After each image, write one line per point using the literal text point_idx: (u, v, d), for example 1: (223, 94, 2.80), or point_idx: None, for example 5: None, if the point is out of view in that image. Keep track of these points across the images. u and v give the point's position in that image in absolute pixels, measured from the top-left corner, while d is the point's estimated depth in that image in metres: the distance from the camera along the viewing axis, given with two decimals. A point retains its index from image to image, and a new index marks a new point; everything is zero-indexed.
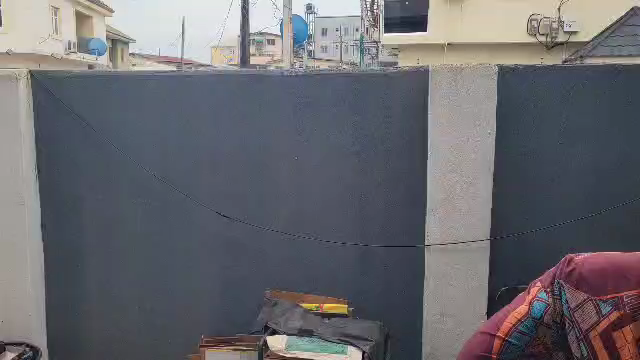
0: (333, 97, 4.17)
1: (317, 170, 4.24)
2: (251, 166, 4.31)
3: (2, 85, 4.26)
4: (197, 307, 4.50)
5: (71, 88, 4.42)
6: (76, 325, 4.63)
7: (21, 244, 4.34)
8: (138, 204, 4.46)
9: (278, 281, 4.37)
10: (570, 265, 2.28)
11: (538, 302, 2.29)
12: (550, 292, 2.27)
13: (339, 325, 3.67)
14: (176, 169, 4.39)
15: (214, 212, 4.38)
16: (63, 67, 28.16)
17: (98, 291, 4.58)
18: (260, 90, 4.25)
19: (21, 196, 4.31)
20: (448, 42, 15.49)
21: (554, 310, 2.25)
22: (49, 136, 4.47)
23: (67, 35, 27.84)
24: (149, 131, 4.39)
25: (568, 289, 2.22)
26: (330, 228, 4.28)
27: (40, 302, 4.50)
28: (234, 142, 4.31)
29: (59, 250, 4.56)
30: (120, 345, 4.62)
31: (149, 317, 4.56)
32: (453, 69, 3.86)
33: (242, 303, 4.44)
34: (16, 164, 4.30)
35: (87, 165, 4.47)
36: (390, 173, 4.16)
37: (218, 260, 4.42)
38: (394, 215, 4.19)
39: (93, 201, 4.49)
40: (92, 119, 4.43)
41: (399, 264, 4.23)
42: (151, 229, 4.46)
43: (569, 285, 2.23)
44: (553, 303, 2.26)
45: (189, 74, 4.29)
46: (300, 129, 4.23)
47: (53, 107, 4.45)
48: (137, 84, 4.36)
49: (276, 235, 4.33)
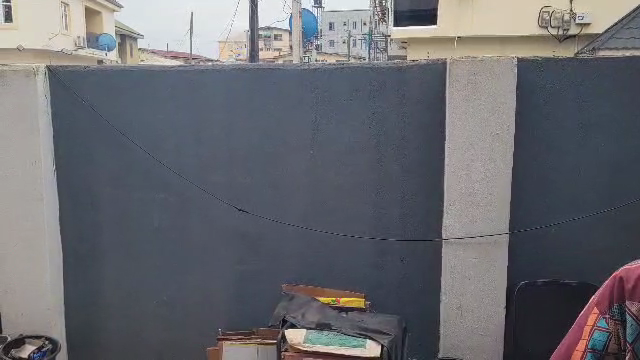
0: (347, 92, 4.16)
1: (333, 164, 4.23)
2: (266, 162, 4.31)
3: (19, 80, 4.26)
4: (213, 303, 4.52)
5: (87, 83, 4.44)
6: (93, 321, 4.66)
7: (40, 238, 4.37)
8: (153, 200, 4.47)
9: (294, 277, 4.39)
10: (628, 281, 1.99)
11: (599, 332, 2.06)
12: (609, 318, 2.04)
13: (357, 320, 3.68)
14: (193, 164, 4.39)
15: (229, 206, 4.39)
16: (72, 62, 28.26)
17: (115, 285, 4.61)
18: (274, 84, 4.24)
19: (39, 191, 4.33)
20: (456, 36, 15.28)
21: (618, 337, 2.02)
22: (66, 131, 4.48)
23: (75, 30, 27.93)
24: (165, 126, 4.40)
25: (630, 314, 1.97)
26: (346, 222, 4.28)
27: (58, 295, 4.54)
28: (250, 135, 4.31)
29: (75, 246, 4.59)
30: (135, 342, 4.65)
31: (165, 314, 4.59)
32: (471, 62, 3.83)
33: (257, 300, 4.46)
34: (34, 159, 4.31)
35: (102, 161, 4.49)
36: (406, 167, 4.15)
37: (234, 256, 4.44)
38: (410, 210, 4.18)
39: (108, 196, 4.52)
40: (109, 115, 4.44)
41: (416, 259, 4.22)
42: (167, 225, 4.48)
43: (632, 305, 1.97)
44: (617, 331, 2.02)
45: (205, 68, 4.28)
46: (316, 123, 4.22)
47: (70, 102, 4.46)
48: (149, 79, 4.37)
49: (292, 230, 4.34)
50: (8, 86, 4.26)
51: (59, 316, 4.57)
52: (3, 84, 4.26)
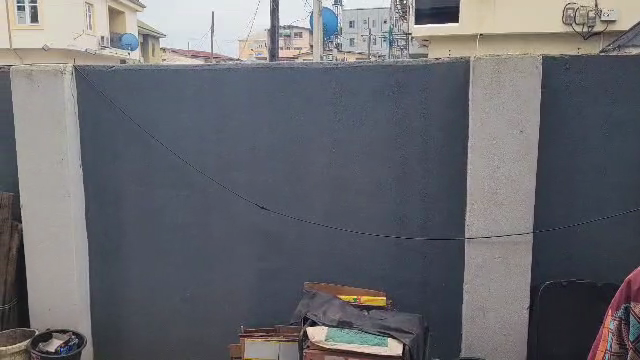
0: (370, 90, 4.16)
1: (355, 163, 4.24)
2: (288, 160, 4.33)
3: (48, 79, 4.37)
4: (235, 301, 4.56)
5: (113, 83, 4.51)
6: (118, 316, 4.74)
7: (67, 234, 4.47)
8: (177, 198, 4.53)
9: (316, 275, 4.40)
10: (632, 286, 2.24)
11: (610, 332, 2.33)
12: (616, 320, 2.30)
13: (378, 318, 3.67)
14: (216, 162, 4.44)
15: (252, 204, 4.42)
16: (95, 61, 28.67)
17: (139, 281, 4.68)
18: (296, 82, 4.25)
19: (66, 188, 4.43)
20: (479, 34, 15.13)
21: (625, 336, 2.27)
22: (92, 130, 4.57)
23: (99, 31, 28.34)
24: (189, 125, 4.45)
25: (634, 315, 2.21)
26: (368, 220, 4.28)
27: (84, 291, 4.64)
28: (272, 134, 4.33)
29: (101, 242, 4.67)
30: (159, 338, 4.72)
31: (188, 311, 4.64)
32: (495, 60, 3.80)
33: (280, 298, 4.49)
34: (62, 157, 4.41)
35: (127, 160, 4.56)
36: (428, 166, 4.13)
37: (256, 253, 4.47)
38: (432, 209, 4.17)
39: (133, 194, 4.59)
40: (134, 114, 4.51)
41: (439, 257, 4.20)
42: (190, 222, 4.53)
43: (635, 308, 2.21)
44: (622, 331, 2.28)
45: (228, 67, 4.32)
46: (337, 121, 4.23)
47: (96, 101, 4.54)
48: (174, 78, 4.42)
49: (314, 228, 4.36)
50: (39, 86, 4.38)
51: (86, 311, 4.67)
52: (34, 84, 4.38)
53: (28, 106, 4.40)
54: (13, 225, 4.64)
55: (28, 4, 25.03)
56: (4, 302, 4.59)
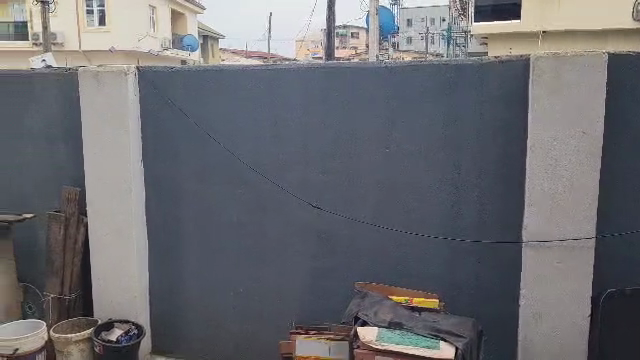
0: (424, 90, 4.10)
1: (409, 163, 4.20)
2: (341, 160, 4.34)
3: (113, 79, 4.57)
4: (287, 298, 4.62)
5: (173, 82, 4.66)
6: (175, 309, 4.90)
7: (128, 228, 4.67)
8: (232, 195, 4.63)
9: (368, 275, 4.39)
10: None
11: None
12: None
13: (430, 320, 3.63)
14: (270, 160, 4.50)
15: (305, 203, 4.46)
16: (157, 62, 29.65)
17: (195, 275, 4.81)
18: (350, 82, 4.26)
19: (128, 184, 4.63)
20: (541, 30, 14.59)
21: None
22: (153, 128, 4.74)
23: (161, 33, 29.27)
24: (244, 124, 4.53)
25: None
26: (421, 221, 4.23)
27: (144, 283, 4.83)
28: (325, 133, 4.35)
29: (160, 237, 4.84)
30: (213, 332, 4.84)
31: (241, 307, 4.73)
32: (557, 57, 3.66)
33: (331, 296, 4.51)
34: (125, 154, 4.61)
35: (185, 158, 4.70)
36: (484, 167, 4.04)
37: (308, 251, 4.51)
38: (488, 211, 4.07)
39: (190, 190, 4.72)
40: (192, 113, 4.64)
41: (494, 260, 4.11)
42: (245, 219, 4.62)
43: None
44: None
45: (283, 67, 4.37)
46: (391, 121, 4.20)
47: (156, 100, 4.70)
48: (230, 78, 4.52)
49: (367, 227, 4.35)
50: (105, 87, 4.60)
51: (145, 303, 4.86)
52: (100, 85, 4.61)
53: (96, 107, 4.63)
54: (80, 218, 4.87)
55: (96, 8, 26.15)
56: (70, 290, 4.88)
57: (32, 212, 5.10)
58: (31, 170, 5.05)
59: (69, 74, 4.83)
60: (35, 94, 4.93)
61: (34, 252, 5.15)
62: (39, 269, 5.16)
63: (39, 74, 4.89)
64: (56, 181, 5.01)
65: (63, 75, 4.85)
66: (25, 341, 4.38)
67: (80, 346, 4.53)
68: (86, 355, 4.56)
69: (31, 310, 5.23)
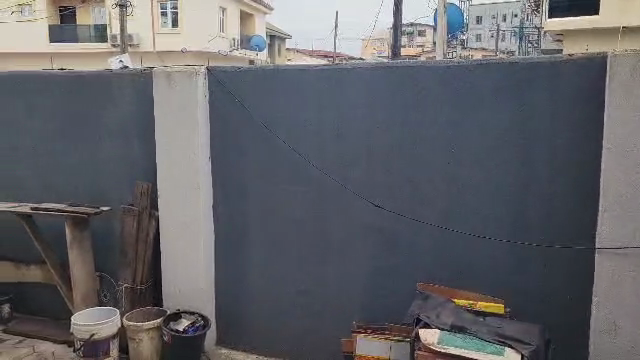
0: (492, 89, 3.99)
1: (474, 163, 4.11)
2: (404, 159, 4.31)
3: (184, 80, 4.75)
4: (348, 297, 4.63)
5: (240, 82, 4.77)
6: (238, 303, 5.03)
7: (196, 223, 4.85)
8: (295, 193, 4.70)
9: (430, 276, 4.34)
10: None
11: None
12: None
13: (495, 325, 3.54)
14: (333, 159, 4.53)
15: (367, 202, 4.46)
16: (226, 62, 30.43)
17: (258, 271, 4.92)
18: (415, 81, 4.21)
19: (196, 180, 4.80)
20: (623, 27, 13.81)
21: None
22: (221, 127, 4.88)
23: (231, 34, 30.00)
24: (308, 123, 4.59)
25: None
26: (486, 224, 4.13)
27: (210, 276, 5.00)
28: (389, 133, 4.33)
29: (226, 232, 4.98)
30: (275, 328, 4.93)
31: (302, 304, 4.79)
32: (637, 54, 3.47)
33: (392, 297, 4.48)
34: (194, 152, 4.78)
35: (251, 156, 4.81)
36: (555, 169, 3.89)
37: (370, 251, 4.51)
38: (559, 214, 3.92)
39: (255, 187, 4.83)
40: (258, 111, 4.74)
41: (563, 266, 3.95)
42: (307, 217, 4.68)
43: None
44: None
45: (348, 66, 4.38)
46: (456, 120, 4.12)
47: (224, 99, 4.84)
48: (295, 78, 4.58)
49: (430, 228, 4.29)
50: (177, 86, 4.79)
51: (211, 296, 5.02)
52: (172, 85, 4.80)
53: (168, 106, 4.83)
54: (151, 213, 5.10)
55: (170, 10, 27.14)
56: (142, 281, 5.12)
57: (108, 205, 5.38)
58: (107, 166, 5.33)
59: (143, 74, 5.06)
60: (112, 93, 5.19)
61: (109, 244, 5.44)
62: (114, 260, 5.44)
63: (116, 74, 5.15)
64: (130, 176, 5.26)
65: (137, 75, 5.07)
66: (101, 327, 4.64)
67: (150, 334, 4.75)
68: (155, 342, 4.77)
69: (107, 298, 5.51)
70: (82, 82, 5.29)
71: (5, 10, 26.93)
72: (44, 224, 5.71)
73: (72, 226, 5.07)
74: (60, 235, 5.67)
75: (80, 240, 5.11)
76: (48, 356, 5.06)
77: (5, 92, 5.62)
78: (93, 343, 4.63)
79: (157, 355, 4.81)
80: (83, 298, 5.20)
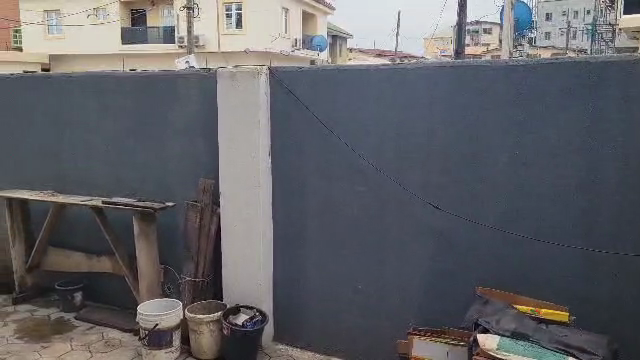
0: (559, 89, 3.85)
1: (538, 166, 3.98)
2: (465, 161, 4.23)
3: (247, 80, 4.86)
4: (405, 298, 4.59)
5: (301, 82, 4.83)
6: (296, 300, 5.10)
7: (256, 220, 4.95)
8: (353, 193, 4.71)
9: (490, 280, 4.24)
10: None
11: None
12: None
13: (558, 333, 3.42)
14: (392, 159, 4.51)
15: (426, 204, 4.42)
16: (288, 62, 30.81)
17: (315, 269, 4.96)
18: (478, 81, 4.12)
19: (257, 179, 4.90)
20: None
21: None
22: (281, 127, 4.96)
23: (293, 34, 30.36)
24: (367, 122, 4.58)
25: None
26: (550, 228, 3.99)
27: (268, 273, 5.10)
28: (450, 134, 4.26)
29: (285, 230, 5.07)
30: (331, 326, 4.96)
31: (359, 303, 4.80)
32: None
33: (450, 300, 4.41)
34: (255, 150, 4.89)
35: (310, 155, 4.86)
36: (625, 173, 3.71)
37: (428, 253, 4.46)
38: (629, 220, 3.74)
39: (314, 186, 4.88)
40: (318, 111, 4.78)
41: (634, 275, 3.76)
42: (365, 217, 4.68)
43: None
44: None
45: (409, 66, 4.35)
46: (520, 121, 4.00)
47: (285, 99, 4.92)
48: (356, 78, 4.59)
49: (491, 231, 4.19)
50: (240, 86, 4.91)
51: (269, 293, 5.13)
52: (235, 85, 4.93)
53: (231, 105, 4.97)
54: (214, 209, 5.25)
55: (234, 12, 27.79)
56: (203, 275, 5.29)
57: (173, 201, 5.58)
58: (173, 163, 5.54)
59: (208, 75, 5.21)
60: (179, 92, 5.38)
61: (174, 238, 5.64)
62: (178, 253, 5.64)
63: (183, 75, 5.33)
64: (194, 173, 5.43)
65: (203, 75, 5.24)
66: (165, 318, 4.83)
67: (210, 327, 4.89)
68: (215, 335, 4.92)
69: (170, 290, 5.73)
70: (151, 82, 5.52)
71: (82, 13, 28.39)
72: (114, 217, 6.00)
73: (140, 220, 5.30)
74: (128, 228, 5.94)
75: (147, 233, 5.33)
76: (116, 343, 5.32)
77: (81, 92, 5.95)
78: (157, 333, 4.83)
79: (217, 347, 4.96)
80: (149, 290, 5.42)
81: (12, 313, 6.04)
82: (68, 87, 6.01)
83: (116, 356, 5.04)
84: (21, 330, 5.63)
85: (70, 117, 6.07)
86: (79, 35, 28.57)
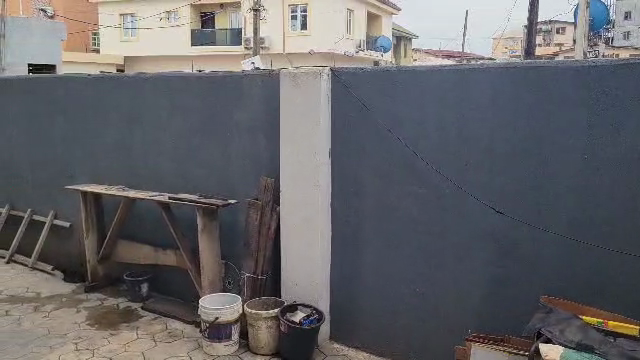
0: (633, 91, 3.66)
1: (609, 171, 3.79)
2: (529, 164, 4.09)
3: (309, 81, 4.93)
4: (463, 303, 4.50)
5: (362, 83, 4.83)
6: (352, 301, 5.11)
7: (315, 219, 5.01)
8: (412, 194, 4.66)
9: (555, 289, 4.08)
10: None
11: None
12: None
13: (627, 347, 3.26)
14: (453, 161, 4.43)
15: (487, 208, 4.31)
16: (352, 63, 30.81)
17: (372, 270, 4.95)
18: (545, 82, 3.98)
19: (316, 178, 4.96)
20: None
21: None
22: (342, 127, 4.98)
23: (357, 35, 30.34)
24: (427, 124, 4.52)
25: None
26: (621, 237, 3.79)
27: (326, 272, 5.13)
28: (514, 136, 4.14)
29: (343, 230, 5.08)
30: (386, 328, 4.92)
31: (417, 307, 4.73)
32: None
33: (511, 307, 4.28)
34: (315, 150, 4.94)
35: (369, 156, 4.85)
36: None
37: (489, 258, 4.35)
38: None
39: (373, 187, 4.87)
40: (378, 112, 4.77)
41: None
42: (424, 219, 4.63)
43: None
44: None
45: (472, 67, 4.26)
46: (590, 124, 3.83)
47: (346, 100, 4.94)
48: (417, 79, 4.54)
49: (556, 238, 4.03)
50: (302, 87, 4.98)
51: (326, 291, 5.16)
52: (298, 85, 5.00)
53: (293, 105, 5.05)
54: (273, 207, 5.34)
55: (300, 13, 28.13)
56: (263, 272, 5.39)
57: (236, 198, 5.73)
58: (236, 161, 5.68)
59: (271, 76, 5.30)
60: (243, 93, 5.52)
61: (235, 234, 5.78)
62: (239, 249, 5.78)
63: (247, 75, 5.46)
64: (256, 172, 5.55)
65: (265, 76, 5.33)
66: (224, 312, 4.97)
67: (268, 323, 4.98)
68: (273, 332, 5.01)
69: (231, 286, 5.88)
70: (217, 83, 5.69)
71: (155, 16, 29.55)
72: (179, 213, 6.23)
73: (203, 216, 5.47)
74: (192, 223, 6.15)
75: (210, 228, 5.50)
76: (178, 334, 5.51)
77: (152, 92, 6.21)
78: (217, 327, 4.98)
79: (274, 343, 5.04)
80: (210, 283, 5.59)
81: (85, 301, 6.40)
82: (140, 88, 6.30)
83: (178, 347, 5.23)
84: (92, 317, 5.95)
85: (142, 117, 6.35)
86: (152, 37, 29.80)
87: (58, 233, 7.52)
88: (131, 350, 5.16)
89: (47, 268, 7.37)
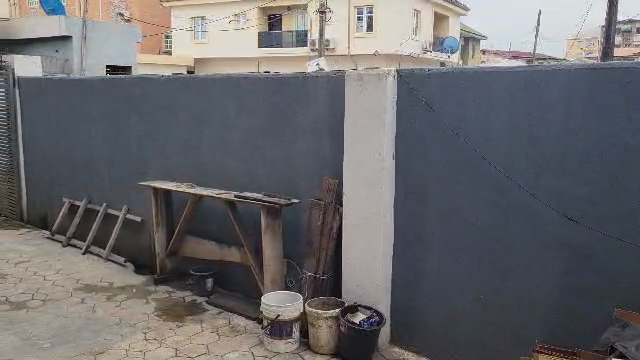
0: None
1: None
2: (604, 169, 3.89)
3: (374, 82, 4.91)
4: (530, 312, 4.34)
5: (428, 85, 4.76)
6: (414, 304, 5.05)
7: (377, 221, 4.98)
8: (478, 198, 4.55)
9: (631, 301, 3.86)
10: None
11: None
12: None
13: None
14: (522, 165, 4.29)
15: (557, 214, 4.14)
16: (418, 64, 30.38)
17: (435, 274, 4.87)
18: (623, 84, 3.78)
19: (380, 179, 4.93)
20: None
21: None
22: (407, 129, 4.94)
23: (423, 35, 29.90)
24: (495, 126, 4.40)
25: None
26: None
27: (387, 274, 5.10)
28: (588, 140, 3.95)
29: (406, 232, 5.03)
30: (448, 334, 4.82)
31: (480, 313, 4.60)
32: None
33: (581, 319, 4.08)
34: (379, 151, 4.92)
35: (435, 158, 4.78)
36: None
37: (558, 267, 4.17)
38: None
39: (437, 190, 4.80)
40: (443, 114, 4.69)
41: None
42: (490, 224, 4.51)
43: None
44: None
45: (544, 68, 4.11)
46: None
47: (411, 101, 4.88)
48: (485, 80, 4.42)
49: (632, 248, 3.82)
50: (367, 88, 4.96)
51: (387, 293, 5.13)
52: (363, 86, 5.00)
53: (357, 106, 5.05)
54: (336, 208, 5.36)
55: (365, 15, 28.06)
56: (324, 272, 5.42)
57: (299, 197, 5.80)
58: (300, 162, 5.75)
59: (336, 77, 5.33)
60: (308, 93, 5.57)
61: (297, 233, 5.85)
62: (301, 248, 5.84)
63: (313, 76, 5.51)
64: (319, 172, 5.60)
65: (330, 77, 5.36)
66: (285, 310, 5.03)
67: (328, 323, 5.01)
68: (333, 331, 5.03)
69: (292, 284, 5.94)
70: (283, 84, 5.78)
71: (224, 20, 30.35)
72: (244, 211, 6.37)
73: (266, 214, 5.57)
74: (256, 221, 6.27)
75: (273, 227, 5.58)
76: (241, 329, 5.64)
77: (220, 93, 6.39)
78: (278, 324, 5.06)
79: (334, 343, 5.06)
80: (272, 281, 5.69)
81: (153, 293, 6.66)
82: (209, 88, 6.50)
83: (240, 342, 5.34)
84: (160, 309, 6.19)
85: (210, 116, 6.55)
86: (220, 40, 30.64)
87: (130, 227, 7.87)
88: (196, 342, 5.32)
89: (119, 260, 7.72)
